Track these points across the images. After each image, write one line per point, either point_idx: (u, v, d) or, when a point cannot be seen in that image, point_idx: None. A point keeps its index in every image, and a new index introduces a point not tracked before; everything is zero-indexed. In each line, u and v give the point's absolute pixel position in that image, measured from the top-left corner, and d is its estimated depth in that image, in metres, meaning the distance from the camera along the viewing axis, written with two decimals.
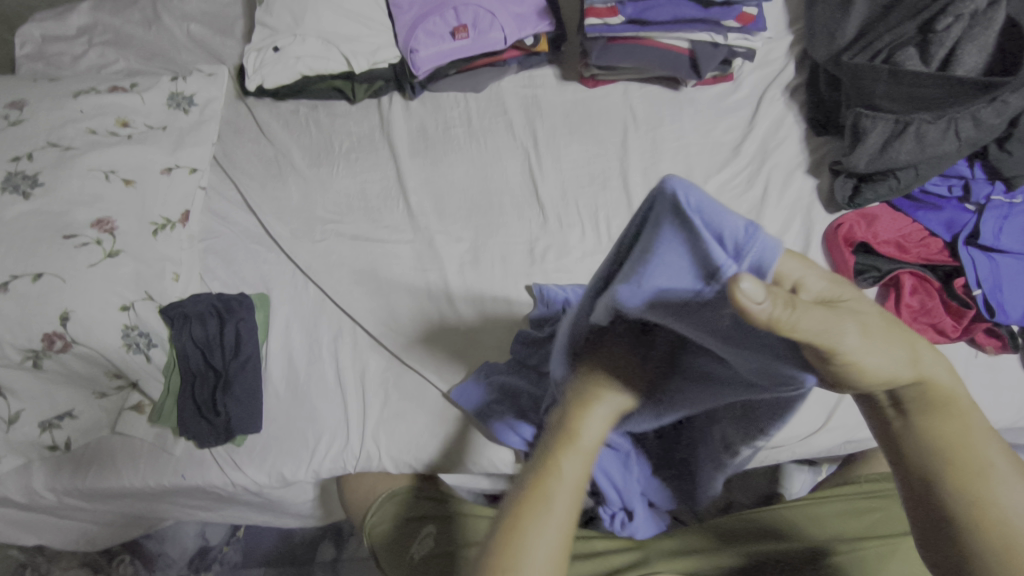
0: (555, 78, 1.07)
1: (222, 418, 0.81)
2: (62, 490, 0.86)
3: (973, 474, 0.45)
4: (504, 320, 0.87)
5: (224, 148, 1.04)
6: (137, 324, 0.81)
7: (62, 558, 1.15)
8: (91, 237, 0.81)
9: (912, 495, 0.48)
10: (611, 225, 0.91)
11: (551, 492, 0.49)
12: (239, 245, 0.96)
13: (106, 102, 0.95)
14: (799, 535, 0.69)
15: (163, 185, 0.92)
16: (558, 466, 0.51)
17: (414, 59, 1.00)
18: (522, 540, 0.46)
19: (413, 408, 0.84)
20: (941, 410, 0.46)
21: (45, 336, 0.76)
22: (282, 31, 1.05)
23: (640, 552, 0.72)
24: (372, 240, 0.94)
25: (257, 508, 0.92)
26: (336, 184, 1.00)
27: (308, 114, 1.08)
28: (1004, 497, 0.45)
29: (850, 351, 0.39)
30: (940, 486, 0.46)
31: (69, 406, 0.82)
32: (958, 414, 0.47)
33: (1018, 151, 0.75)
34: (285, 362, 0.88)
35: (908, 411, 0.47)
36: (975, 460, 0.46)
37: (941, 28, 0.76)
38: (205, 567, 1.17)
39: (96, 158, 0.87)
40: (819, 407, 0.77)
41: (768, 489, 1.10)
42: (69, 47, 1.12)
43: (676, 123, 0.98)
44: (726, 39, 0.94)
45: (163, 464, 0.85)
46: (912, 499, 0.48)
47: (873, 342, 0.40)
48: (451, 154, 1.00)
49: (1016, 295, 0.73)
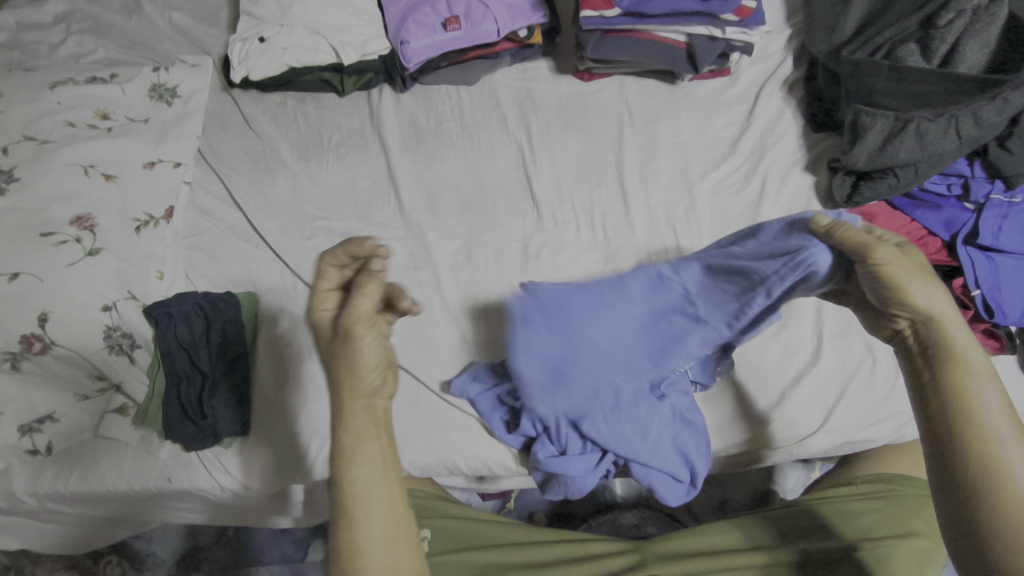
0: (549, 71, 1.04)
1: (208, 421, 0.80)
2: (44, 494, 0.83)
3: (991, 441, 0.50)
4: (498, 321, 0.85)
5: (209, 141, 1.01)
6: (120, 325, 0.79)
7: (45, 560, 1.13)
8: (70, 234, 0.79)
9: (932, 443, 0.53)
10: (607, 222, 0.89)
11: (355, 460, 0.52)
12: (225, 241, 0.93)
13: (85, 93, 0.92)
14: (797, 538, 0.68)
15: (146, 180, 0.89)
16: (345, 420, 0.52)
17: (405, 51, 0.98)
18: (358, 524, 0.51)
19: (405, 410, 0.82)
20: (959, 361, 0.52)
21: (24, 337, 0.73)
22: (269, 21, 1.02)
23: (637, 555, 0.70)
24: (363, 237, 0.92)
25: (247, 510, 0.91)
26: (325, 179, 0.98)
27: (296, 106, 1.05)
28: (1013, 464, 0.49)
29: (887, 262, 0.54)
30: (959, 437, 0.51)
31: (49, 409, 0.79)
32: (979, 374, 0.52)
33: (1018, 150, 0.74)
34: (274, 363, 0.86)
35: (932, 359, 0.54)
36: (990, 425, 0.50)
37: (943, 23, 0.76)
38: (194, 567, 1.16)
39: (75, 151, 0.84)
40: (816, 407, 0.76)
41: (761, 485, 1.10)
42: (46, 35, 1.08)
43: (673, 118, 0.97)
44: (724, 32, 0.93)
45: (149, 467, 0.83)
46: (931, 449, 0.53)
47: (913, 271, 0.54)
48: (444, 149, 0.98)
49: (1016, 295, 0.72)
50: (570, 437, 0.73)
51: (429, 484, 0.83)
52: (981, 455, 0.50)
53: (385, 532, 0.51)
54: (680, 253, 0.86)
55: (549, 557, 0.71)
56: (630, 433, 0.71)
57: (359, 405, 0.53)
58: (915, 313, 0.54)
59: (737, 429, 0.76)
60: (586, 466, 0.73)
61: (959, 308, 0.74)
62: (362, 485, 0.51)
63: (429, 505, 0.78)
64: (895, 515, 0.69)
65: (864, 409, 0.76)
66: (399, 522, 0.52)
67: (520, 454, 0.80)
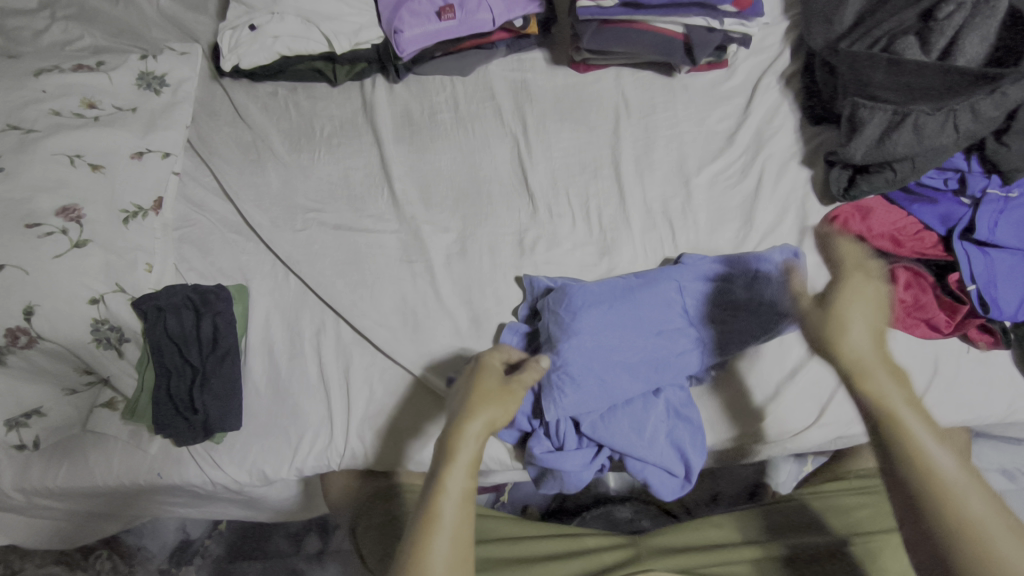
0: (545, 62, 1.03)
1: (199, 416, 0.78)
2: (31, 490, 0.82)
3: (949, 485, 0.51)
4: (493, 314, 0.84)
5: (198, 131, 1.00)
6: (107, 318, 0.78)
7: (35, 555, 1.12)
8: (56, 226, 0.77)
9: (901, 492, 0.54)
10: (602, 215, 0.89)
11: (448, 484, 0.52)
12: (215, 233, 0.92)
13: (70, 81, 0.90)
14: (790, 533, 0.69)
15: (134, 171, 0.88)
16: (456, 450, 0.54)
17: (399, 40, 0.96)
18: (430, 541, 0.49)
19: (399, 405, 0.81)
20: (885, 396, 0.55)
21: (9, 331, 0.73)
22: (259, 8, 1.00)
23: (631, 549, 0.70)
24: (355, 229, 0.91)
25: (238, 505, 0.90)
26: (317, 170, 0.96)
27: (288, 96, 1.03)
28: (970, 504, 0.50)
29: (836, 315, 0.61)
30: (912, 475, 0.52)
31: (36, 403, 0.78)
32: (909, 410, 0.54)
33: (1017, 144, 0.72)
34: (266, 356, 0.85)
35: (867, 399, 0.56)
36: (933, 464, 0.52)
37: (942, 15, 0.76)
38: (186, 561, 1.15)
39: (61, 141, 0.83)
40: (812, 402, 0.76)
41: (755, 478, 1.11)
42: (30, 21, 1.05)
43: (670, 110, 0.96)
44: (722, 24, 0.92)
45: (138, 462, 0.82)
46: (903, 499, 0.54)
47: (854, 322, 0.60)
48: (438, 140, 0.97)
49: (1011, 290, 0.72)
50: (568, 433, 0.72)
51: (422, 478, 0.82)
52: (937, 497, 0.51)
53: (455, 554, 0.49)
54: (675, 247, 0.86)
55: (542, 551, 0.70)
56: (626, 426, 0.71)
57: (477, 430, 0.56)
58: (846, 355, 0.58)
59: (731, 424, 0.76)
60: (580, 461, 0.73)
61: (954, 303, 0.74)
62: (444, 506, 0.51)
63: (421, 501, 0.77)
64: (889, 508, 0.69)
65: (859, 404, 0.75)
66: (468, 550, 0.50)
67: (515, 449, 0.79)
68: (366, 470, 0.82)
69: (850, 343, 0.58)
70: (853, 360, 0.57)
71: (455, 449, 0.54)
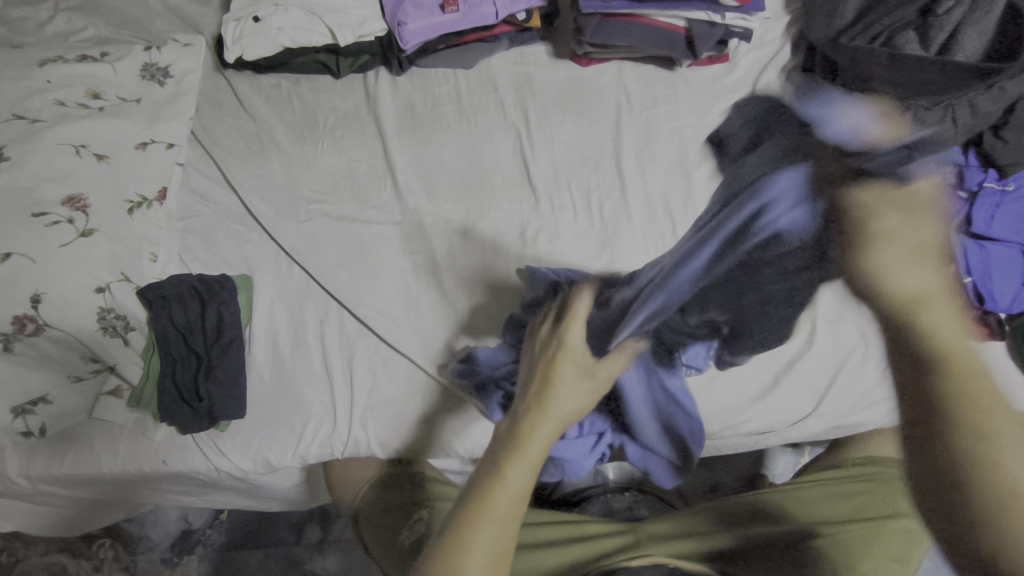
0: (547, 56, 1.04)
1: (204, 403, 0.79)
2: (38, 476, 0.83)
3: (981, 415, 0.42)
4: (495, 305, 0.85)
5: (202, 122, 1.00)
6: (113, 307, 0.79)
7: (38, 543, 1.13)
8: (62, 215, 0.78)
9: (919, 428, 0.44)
10: (604, 207, 0.90)
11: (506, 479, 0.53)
12: (219, 224, 0.92)
13: (75, 72, 0.91)
14: (788, 518, 0.70)
15: (139, 161, 0.88)
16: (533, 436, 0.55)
17: (402, 33, 0.97)
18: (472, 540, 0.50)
19: (401, 393, 0.82)
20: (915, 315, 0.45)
21: (16, 319, 0.73)
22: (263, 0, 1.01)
23: (633, 535, 0.71)
24: (358, 221, 0.92)
25: (242, 493, 0.91)
26: (321, 162, 0.97)
27: (291, 88, 1.04)
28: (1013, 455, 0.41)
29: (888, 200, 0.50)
30: (936, 404, 0.43)
31: (43, 390, 0.78)
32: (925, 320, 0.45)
33: (1013, 138, 0.76)
34: (269, 345, 0.86)
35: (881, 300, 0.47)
36: (978, 395, 0.42)
37: (942, 11, 0.78)
38: (188, 550, 1.16)
39: (67, 130, 0.83)
40: (809, 393, 0.78)
41: (752, 469, 1.12)
42: (33, 12, 1.05)
43: (671, 104, 0.96)
44: (723, 18, 0.93)
45: (143, 449, 0.83)
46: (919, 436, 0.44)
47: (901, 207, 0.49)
48: (440, 132, 0.97)
49: (1004, 282, 0.74)
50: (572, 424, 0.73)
51: (424, 467, 0.83)
52: (973, 443, 0.41)
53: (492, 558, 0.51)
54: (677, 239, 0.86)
55: (543, 537, 0.72)
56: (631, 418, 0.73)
57: (546, 432, 0.55)
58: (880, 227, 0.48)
59: (731, 415, 0.77)
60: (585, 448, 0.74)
61: None
62: (499, 501, 0.52)
63: (423, 488, 0.78)
64: (884, 496, 0.70)
65: (855, 394, 0.77)
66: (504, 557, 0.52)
67: None
68: (369, 457, 0.82)
69: (866, 271, 0.48)
70: (896, 294, 0.46)
71: (526, 445, 0.54)
